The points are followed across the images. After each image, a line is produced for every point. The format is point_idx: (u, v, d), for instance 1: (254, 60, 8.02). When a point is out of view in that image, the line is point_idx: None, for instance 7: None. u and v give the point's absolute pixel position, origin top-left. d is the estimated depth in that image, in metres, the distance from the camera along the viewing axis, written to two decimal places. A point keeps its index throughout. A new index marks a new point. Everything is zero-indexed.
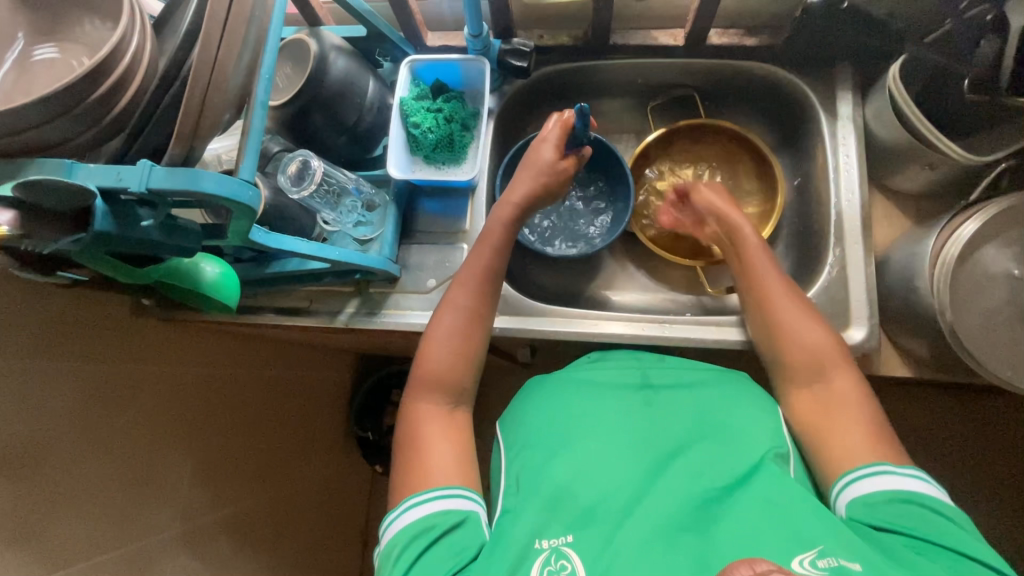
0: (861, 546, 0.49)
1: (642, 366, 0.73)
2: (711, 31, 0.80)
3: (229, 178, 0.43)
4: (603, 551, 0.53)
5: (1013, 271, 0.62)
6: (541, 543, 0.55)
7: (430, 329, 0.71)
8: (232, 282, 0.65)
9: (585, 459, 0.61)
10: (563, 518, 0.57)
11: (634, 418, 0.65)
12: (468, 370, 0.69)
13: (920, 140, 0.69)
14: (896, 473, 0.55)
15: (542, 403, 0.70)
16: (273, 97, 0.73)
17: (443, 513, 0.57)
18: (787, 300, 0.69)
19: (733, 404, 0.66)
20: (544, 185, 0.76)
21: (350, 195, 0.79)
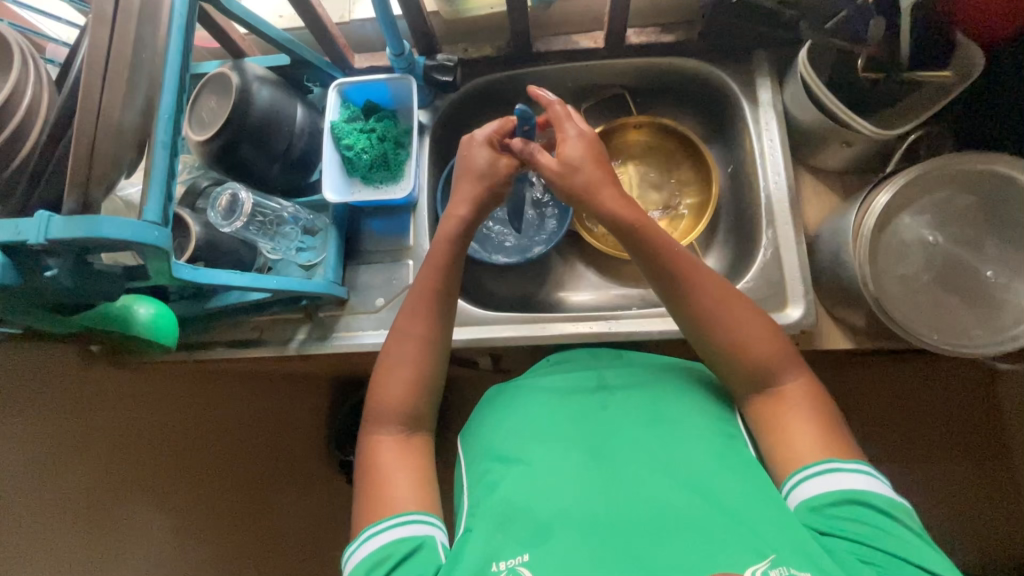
0: (808, 546, 0.50)
1: (600, 369, 0.72)
2: (629, 31, 0.82)
3: (132, 221, 0.43)
4: (563, 567, 0.51)
5: (928, 238, 0.65)
6: (496, 564, 0.53)
7: (385, 357, 0.69)
8: (168, 323, 0.63)
9: (542, 471, 0.60)
10: (521, 535, 0.55)
11: (590, 422, 0.65)
12: (423, 394, 0.68)
13: (833, 120, 0.71)
14: (848, 471, 0.54)
15: (501, 418, 0.69)
16: (199, 132, 0.72)
17: (401, 542, 0.57)
18: (724, 311, 0.63)
19: (688, 399, 0.66)
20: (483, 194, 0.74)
21: (287, 223, 0.80)
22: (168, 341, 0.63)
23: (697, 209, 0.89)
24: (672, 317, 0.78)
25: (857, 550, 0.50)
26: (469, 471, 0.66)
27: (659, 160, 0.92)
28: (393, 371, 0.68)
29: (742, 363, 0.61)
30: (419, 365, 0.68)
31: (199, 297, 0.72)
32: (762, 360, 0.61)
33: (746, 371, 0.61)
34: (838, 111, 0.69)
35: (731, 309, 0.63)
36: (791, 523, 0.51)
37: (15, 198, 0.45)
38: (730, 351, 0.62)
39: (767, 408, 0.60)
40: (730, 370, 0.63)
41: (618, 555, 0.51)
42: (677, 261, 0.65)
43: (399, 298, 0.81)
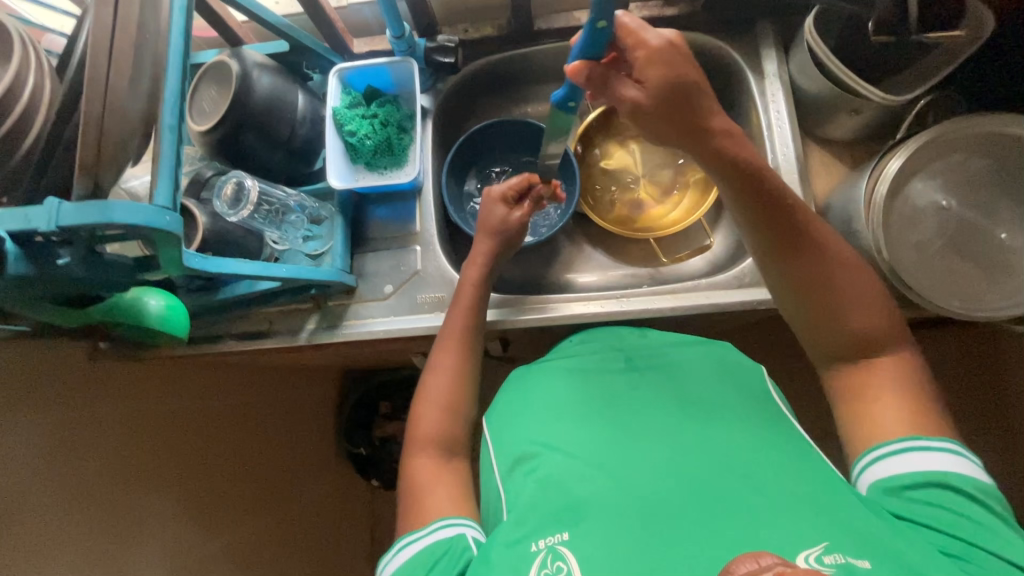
0: (846, 514, 0.49)
1: (625, 351, 0.73)
2: (631, 6, 0.81)
3: (143, 206, 0.42)
4: (605, 541, 0.51)
5: (941, 203, 0.64)
6: (535, 545, 0.53)
7: (429, 376, 0.72)
8: (179, 314, 0.63)
9: (574, 454, 0.60)
10: (554, 514, 0.55)
11: (621, 403, 0.66)
12: (461, 408, 0.71)
13: (842, 88, 0.70)
14: (928, 451, 0.53)
15: (527, 405, 0.69)
16: (200, 121, 0.72)
17: (434, 544, 0.58)
18: (840, 274, 0.59)
19: (707, 382, 0.66)
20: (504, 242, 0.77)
21: (292, 211, 0.78)
22: (180, 332, 0.62)
23: (704, 186, 0.88)
24: (683, 293, 0.78)
25: (940, 540, 0.48)
26: (497, 463, 0.66)
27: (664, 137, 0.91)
28: (436, 374, 0.72)
29: (832, 330, 0.59)
30: (455, 361, 0.72)
31: (208, 288, 0.72)
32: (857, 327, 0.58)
33: (836, 335, 0.59)
34: (848, 79, 0.68)
35: (845, 272, 0.59)
36: (822, 494, 0.51)
37: (22, 186, 0.44)
38: (837, 319, 0.59)
39: (859, 378, 0.59)
40: (822, 336, 0.60)
41: (659, 523, 0.51)
42: (792, 217, 0.59)
43: (407, 285, 0.81)
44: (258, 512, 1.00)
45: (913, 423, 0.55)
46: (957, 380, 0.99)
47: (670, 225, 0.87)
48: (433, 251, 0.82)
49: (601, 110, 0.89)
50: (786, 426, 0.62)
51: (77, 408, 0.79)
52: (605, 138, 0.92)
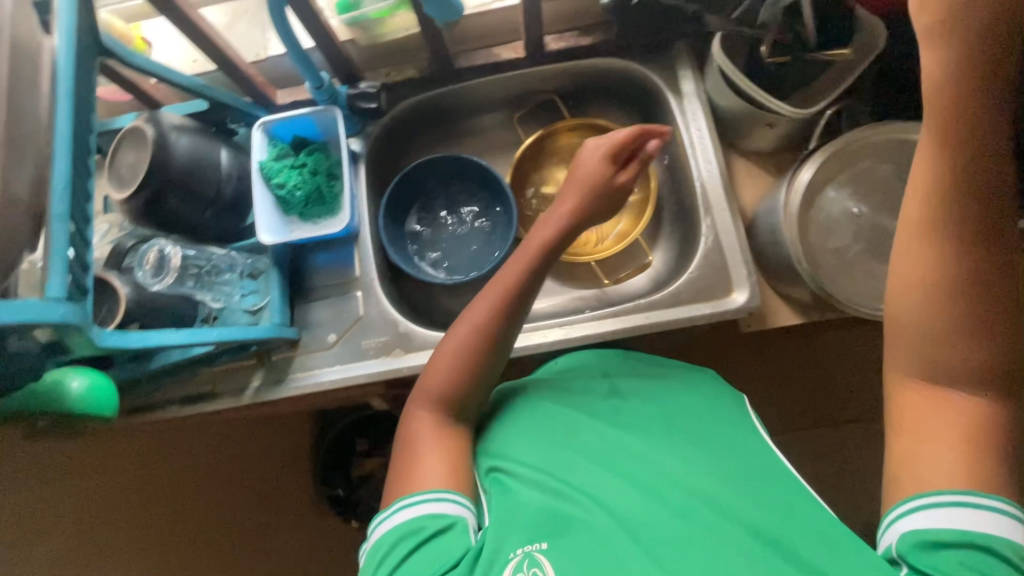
0: (776, 530, 0.52)
1: (605, 369, 0.73)
2: (548, 37, 0.83)
3: (34, 302, 0.41)
4: (581, 561, 0.52)
5: (853, 210, 0.66)
6: (513, 551, 0.54)
7: (447, 341, 0.68)
8: (107, 391, 0.61)
9: (556, 470, 0.60)
10: (531, 525, 0.56)
11: (601, 419, 0.66)
12: (474, 388, 0.67)
13: (754, 104, 0.73)
14: (987, 512, 0.46)
15: (510, 423, 0.68)
16: (119, 189, 0.70)
17: (433, 517, 0.58)
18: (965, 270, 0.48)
19: (684, 402, 0.67)
20: (587, 204, 0.71)
21: (225, 270, 0.78)
22: (109, 411, 0.60)
23: (640, 205, 0.89)
24: (626, 314, 0.78)
25: None
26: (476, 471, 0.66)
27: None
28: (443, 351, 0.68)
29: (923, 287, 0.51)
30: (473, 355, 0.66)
31: (139, 358, 0.70)
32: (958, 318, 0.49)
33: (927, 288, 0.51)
34: (756, 95, 0.70)
35: (969, 274, 0.48)
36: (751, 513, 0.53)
37: None
38: (943, 315, 0.50)
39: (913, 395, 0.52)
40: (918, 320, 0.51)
41: (633, 543, 0.53)
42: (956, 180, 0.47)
43: (351, 331, 0.80)
44: None
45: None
46: None
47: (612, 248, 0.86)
48: (375, 295, 0.82)
49: (533, 136, 0.90)
50: (744, 435, 0.63)
51: None
52: (541, 163, 0.93)
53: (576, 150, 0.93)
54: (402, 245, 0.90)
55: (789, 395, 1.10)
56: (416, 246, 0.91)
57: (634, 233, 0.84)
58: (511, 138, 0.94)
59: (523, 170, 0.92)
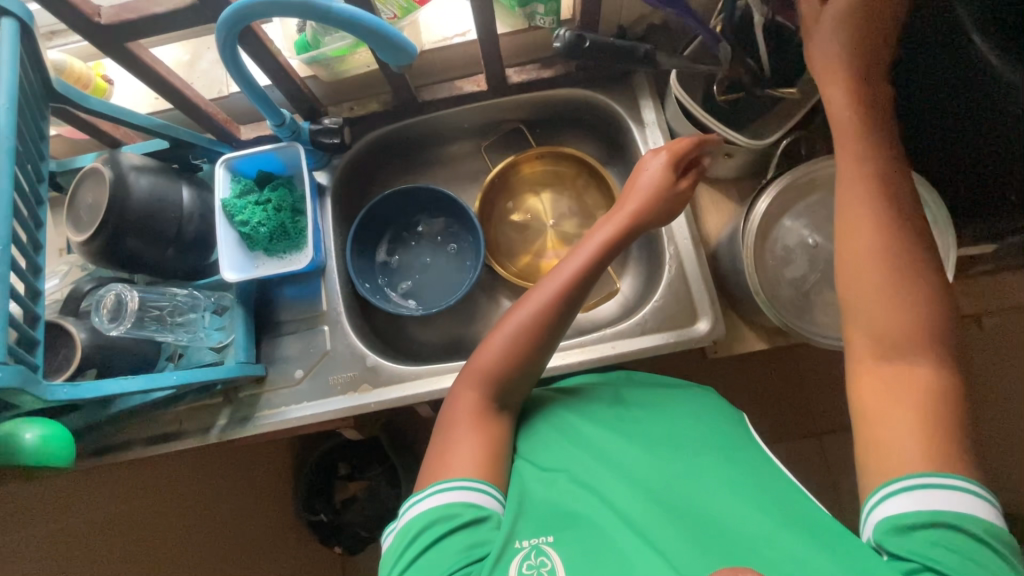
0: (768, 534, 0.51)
1: (616, 385, 0.72)
2: (510, 70, 0.83)
3: None
4: (585, 554, 0.54)
5: (808, 240, 0.67)
6: (521, 541, 0.56)
7: (502, 325, 0.68)
8: (64, 438, 0.60)
9: (566, 475, 0.62)
10: (538, 520, 0.58)
11: (613, 425, 0.66)
12: (521, 380, 0.67)
13: (712, 135, 0.74)
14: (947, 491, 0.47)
15: (528, 427, 0.70)
16: (78, 230, 0.69)
17: (468, 505, 0.58)
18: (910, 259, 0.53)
19: (692, 413, 0.67)
20: (663, 210, 0.71)
21: (189, 310, 0.77)
22: (65, 460, 0.60)
23: None
24: (592, 343, 0.78)
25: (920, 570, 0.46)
26: None
27: (565, 187, 0.93)
28: (490, 345, 0.67)
29: (883, 280, 0.53)
30: (519, 358, 0.66)
31: (99, 402, 0.68)
32: (921, 304, 0.52)
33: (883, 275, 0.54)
34: (712, 127, 0.71)
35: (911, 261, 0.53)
36: (742, 526, 0.53)
37: None
38: (897, 305, 0.52)
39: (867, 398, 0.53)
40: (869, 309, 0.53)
41: (632, 534, 0.54)
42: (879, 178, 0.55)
43: (318, 366, 0.80)
44: None
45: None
46: None
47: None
48: (342, 329, 0.81)
49: (501, 165, 0.90)
50: (745, 446, 0.63)
51: None
52: (509, 191, 0.93)
53: (544, 178, 0.93)
54: (371, 276, 0.90)
55: (765, 413, 1.11)
56: (386, 276, 0.91)
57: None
58: (480, 166, 0.95)
59: (492, 198, 0.92)
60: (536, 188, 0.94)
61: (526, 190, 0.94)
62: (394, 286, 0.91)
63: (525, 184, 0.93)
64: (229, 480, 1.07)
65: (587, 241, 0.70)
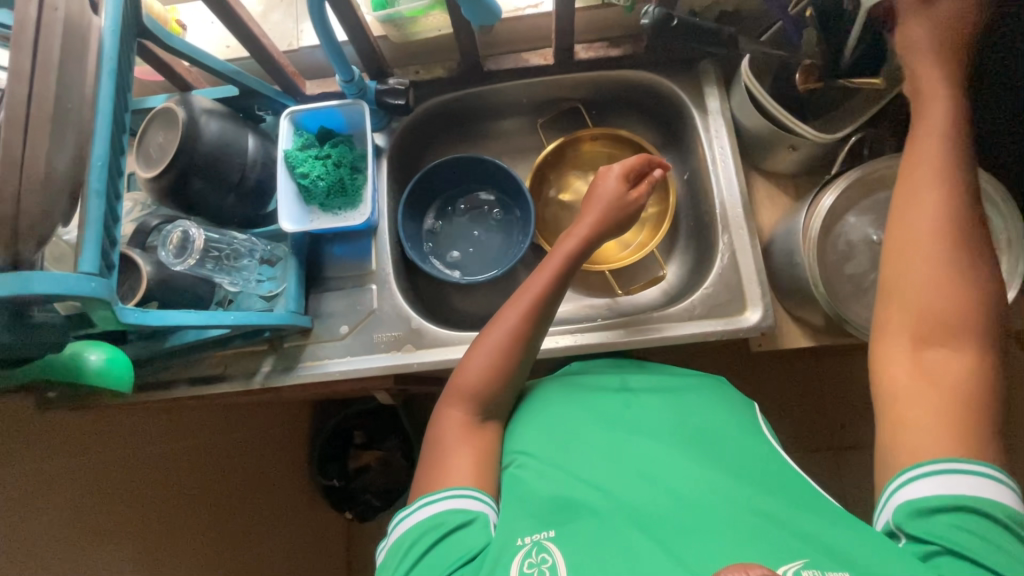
0: (795, 518, 0.51)
1: (622, 373, 0.74)
2: (578, 47, 0.83)
3: (67, 274, 0.42)
4: (588, 546, 0.52)
5: (873, 237, 0.66)
6: (522, 538, 0.55)
7: (481, 336, 0.70)
8: (123, 363, 0.60)
9: (567, 467, 0.62)
10: (542, 516, 0.57)
11: (616, 418, 0.67)
12: (501, 388, 0.69)
13: (780, 127, 0.73)
14: (965, 477, 0.47)
15: (529, 420, 0.70)
16: (146, 168, 0.71)
17: (454, 512, 0.58)
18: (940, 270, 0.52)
19: (710, 409, 0.67)
20: (615, 220, 0.75)
21: (244, 256, 0.78)
22: (125, 384, 0.60)
23: (657, 218, 0.90)
24: (637, 325, 0.78)
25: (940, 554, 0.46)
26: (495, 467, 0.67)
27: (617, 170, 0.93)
28: (470, 363, 0.69)
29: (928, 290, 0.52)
30: (499, 365, 0.68)
31: (156, 336, 0.71)
32: (992, 307, 0.51)
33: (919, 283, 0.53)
34: (781, 117, 0.71)
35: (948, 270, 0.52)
36: (770, 505, 0.53)
37: None
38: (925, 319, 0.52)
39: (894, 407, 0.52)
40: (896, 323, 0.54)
41: (636, 529, 0.53)
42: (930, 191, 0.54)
43: (364, 324, 0.81)
44: (228, 550, 0.98)
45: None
46: None
47: (625, 260, 0.86)
48: (389, 290, 0.82)
49: (557, 142, 0.90)
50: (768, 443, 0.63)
51: (28, 463, 0.76)
52: (561, 169, 0.93)
53: (596, 161, 0.93)
54: (419, 242, 0.91)
55: (793, 418, 1.10)
56: (432, 244, 0.92)
57: (648, 247, 0.85)
58: (534, 143, 0.95)
59: (543, 174, 0.92)
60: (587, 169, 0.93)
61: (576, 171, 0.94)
62: (438, 254, 0.92)
63: (577, 164, 0.94)
64: (247, 434, 1.09)
65: (555, 253, 0.73)
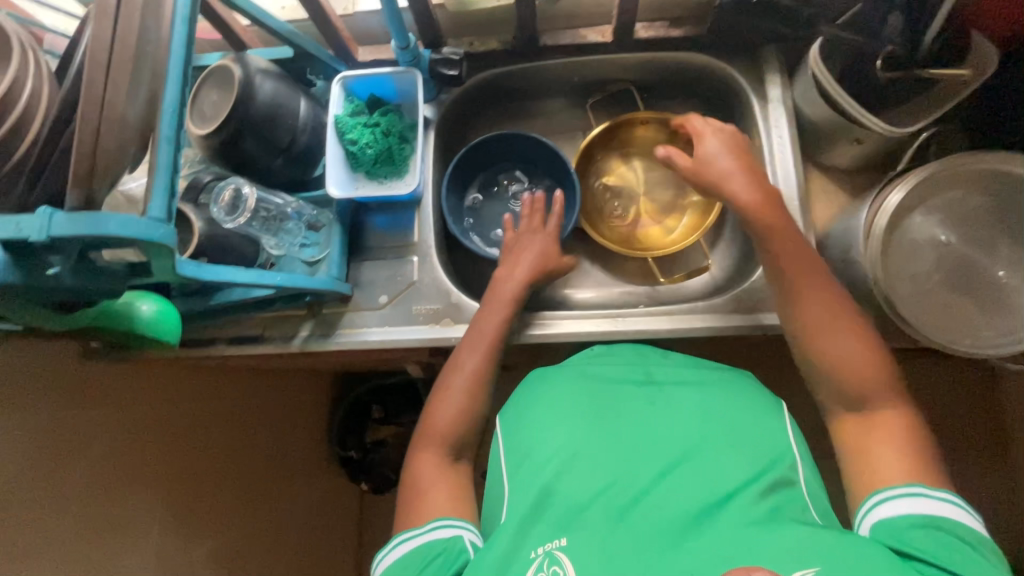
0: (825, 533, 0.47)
1: (644, 363, 0.70)
2: (637, 25, 0.81)
3: (136, 218, 0.42)
4: (601, 553, 0.49)
5: (940, 238, 0.65)
6: (534, 550, 0.52)
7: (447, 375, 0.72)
8: (172, 317, 0.61)
9: (578, 459, 0.58)
10: (551, 518, 0.54)
11: (634, 409, 0.63)
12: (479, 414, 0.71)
13: (848, 118, 0.70)
14: (934, 499, 0.51)
15: (539, 408, 0.66)
16: (199, 125, 0.70)
17: (429, 543, 0.58)
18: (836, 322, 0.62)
19: (733, 403, 0.63)
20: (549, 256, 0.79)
21: (290, 219, 0.79)
22: (171, 338, 0.60)
23: (704, 207, 0.88)
24: (681, 315, 0.76)
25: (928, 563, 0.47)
26: (503, 462, 0.64)
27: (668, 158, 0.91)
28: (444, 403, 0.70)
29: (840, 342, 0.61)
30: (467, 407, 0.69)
31: (202, 293, 0.72)
32: None
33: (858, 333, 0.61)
34: (851, 107, 0.68)
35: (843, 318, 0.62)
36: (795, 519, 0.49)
37: (16, 192, 0.44)
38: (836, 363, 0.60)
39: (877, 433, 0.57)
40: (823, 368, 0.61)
41: (654, 537, 0.50)
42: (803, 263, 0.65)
43: (404, 295, 0.81)
44: (246, 513, 0.98)
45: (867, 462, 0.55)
46: (942, 410, 1.00)
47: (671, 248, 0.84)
48: (430, 263, 0.82)
49: (606, 124, 0.88)
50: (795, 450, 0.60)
51: (66, 406, 0.75)
52: (608, 152, 0.91)
53: (644, 147, 0.91)
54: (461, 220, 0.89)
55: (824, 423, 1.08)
56: (473, 221, 0.91)
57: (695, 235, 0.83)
58: (582, 123, 0.93)
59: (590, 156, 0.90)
60: (634, 152, 0.92)
61: (619, 156, 0.92)
62: (479, 232, 0.91)
63: (625, 147, 0.92)
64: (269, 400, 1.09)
65: (494, 296, 0.75)
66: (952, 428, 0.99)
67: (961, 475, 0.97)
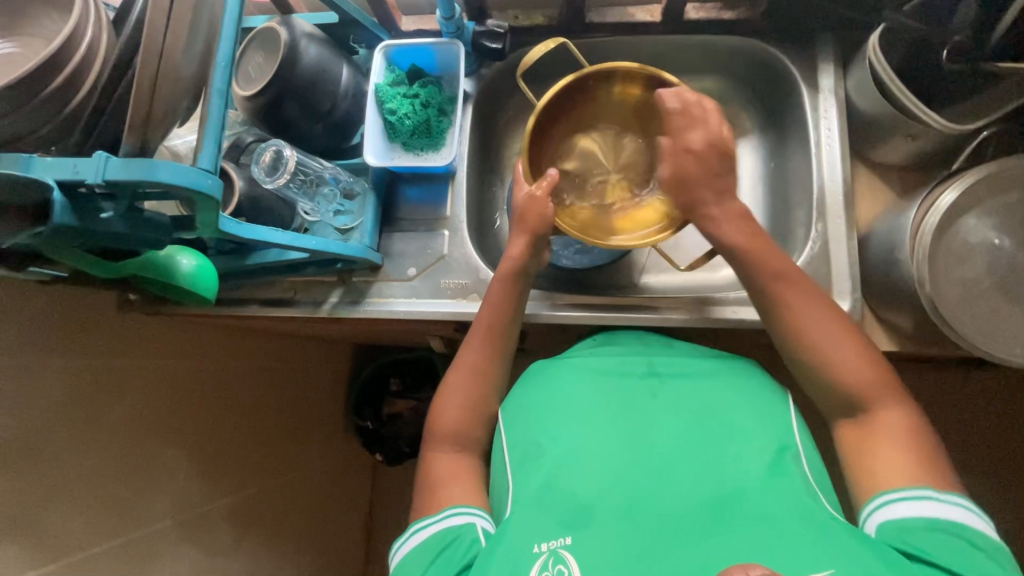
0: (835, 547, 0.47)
1: (649, 355, 0.69)
2: (688, 6, 0.80)
3: (187, 167, 0.43)
4: (608, 555, 0.48)
5: (993, 241, 0.63)
6: (538, 547, 0.50)
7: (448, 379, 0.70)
8: (209, 274, 0.64)
9: (585, 453, 0.57)
10: (556, 515, 0.52)
11: (639, 407, 0.62)
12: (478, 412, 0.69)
13: (903, 113, 0.67)
14: (943, 501, 0.50)
15: (544, 399, 0.64)
16: (244, 86, 0.70)
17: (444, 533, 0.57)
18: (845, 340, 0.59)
19: (738, 402, 0.61)
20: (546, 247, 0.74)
21: (326, 183, 0.79)
22: (208, 293, 0.63)
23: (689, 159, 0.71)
24: (712, 306, 0.75)
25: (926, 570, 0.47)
26: (507, 448, 0.63)
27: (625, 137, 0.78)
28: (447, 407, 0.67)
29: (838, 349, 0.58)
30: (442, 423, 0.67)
31: (239, 252, 0.73)
32: None
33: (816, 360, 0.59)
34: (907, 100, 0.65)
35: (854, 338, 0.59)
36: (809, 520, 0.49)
37: (72, 137, 0.46)
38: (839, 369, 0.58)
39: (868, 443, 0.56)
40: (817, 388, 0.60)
41: (661, 543, 0.48)
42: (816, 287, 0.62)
43: (432, 268, 0.81)
44: (267, 471, 1.01)
45: (901, 452, 0.53)
46: (971, 421, 0.97)
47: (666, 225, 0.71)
48: (461, 237, 0.82)
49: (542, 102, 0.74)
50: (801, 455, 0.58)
51: (100, 353, 0.76)
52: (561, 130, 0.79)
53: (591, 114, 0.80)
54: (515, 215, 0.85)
55: None
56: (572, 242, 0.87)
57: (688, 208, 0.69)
58: None
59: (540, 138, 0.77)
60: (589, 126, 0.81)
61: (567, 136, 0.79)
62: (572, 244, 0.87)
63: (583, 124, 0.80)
64: (287, 365, 1.11)
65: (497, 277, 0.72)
66: (979, 442, 0.96)
67: (985, 490, 0.95)
